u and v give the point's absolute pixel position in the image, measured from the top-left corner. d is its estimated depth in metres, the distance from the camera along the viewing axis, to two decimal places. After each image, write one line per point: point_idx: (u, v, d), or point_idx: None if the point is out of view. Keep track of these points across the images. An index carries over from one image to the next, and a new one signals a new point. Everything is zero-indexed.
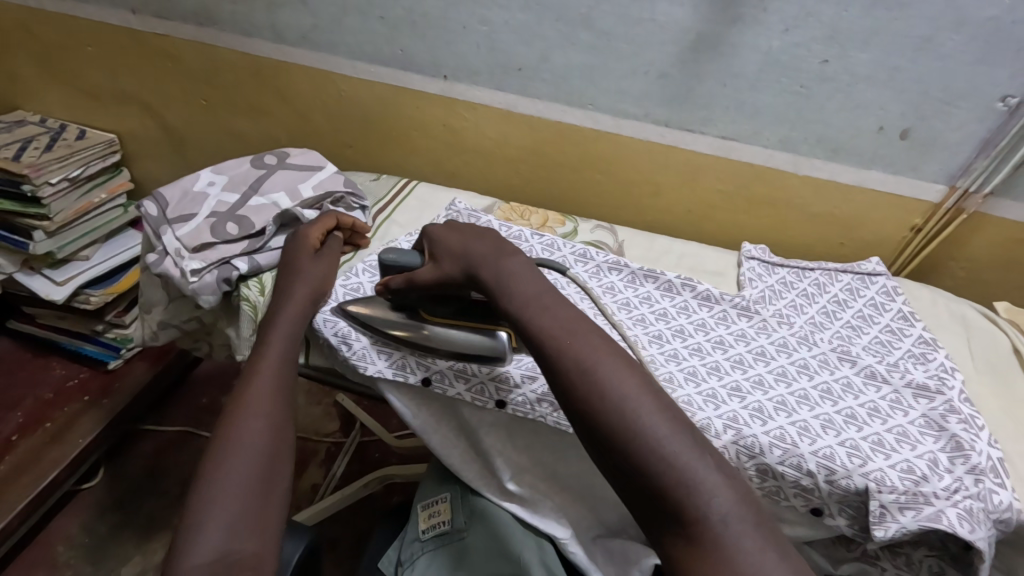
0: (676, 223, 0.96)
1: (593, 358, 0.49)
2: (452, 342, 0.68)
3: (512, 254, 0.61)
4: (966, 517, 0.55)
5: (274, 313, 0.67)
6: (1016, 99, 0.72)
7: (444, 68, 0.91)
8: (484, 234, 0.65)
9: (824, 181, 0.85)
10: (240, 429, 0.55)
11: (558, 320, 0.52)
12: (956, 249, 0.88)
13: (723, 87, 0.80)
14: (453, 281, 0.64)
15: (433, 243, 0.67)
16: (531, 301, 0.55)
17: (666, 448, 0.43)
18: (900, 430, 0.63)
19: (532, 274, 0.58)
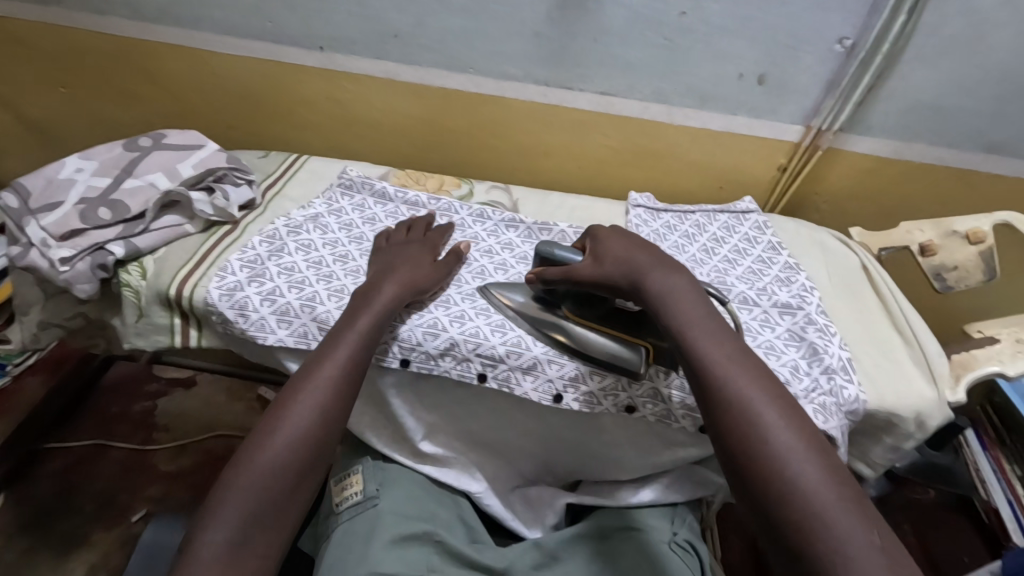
0: (568, 179, 1.01)
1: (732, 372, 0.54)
2: (595, 346, 0.67)
3: (675, 271, 0.64)
4: (820, 411, 0.62)
5: (372, 294, 0.67)
6: (851, 41, 0.79)
7: (320, 39, 0.90)
8: (650, 248, 0.68)
9: (697, 129, 0.91)
10: (293, 416, 0.58)
11: (702, 322, 0.58)
12: (817, 185, 0.97)
13: (594, 43, 0.84)
14: (611, 281, 0.65)
15: (600, 242, 0.69)
16: (685, 307, 0.59)
17: (786, 455, 0.48)
18: (768, 345, 0.69)
19: (695, 292, 0.61)
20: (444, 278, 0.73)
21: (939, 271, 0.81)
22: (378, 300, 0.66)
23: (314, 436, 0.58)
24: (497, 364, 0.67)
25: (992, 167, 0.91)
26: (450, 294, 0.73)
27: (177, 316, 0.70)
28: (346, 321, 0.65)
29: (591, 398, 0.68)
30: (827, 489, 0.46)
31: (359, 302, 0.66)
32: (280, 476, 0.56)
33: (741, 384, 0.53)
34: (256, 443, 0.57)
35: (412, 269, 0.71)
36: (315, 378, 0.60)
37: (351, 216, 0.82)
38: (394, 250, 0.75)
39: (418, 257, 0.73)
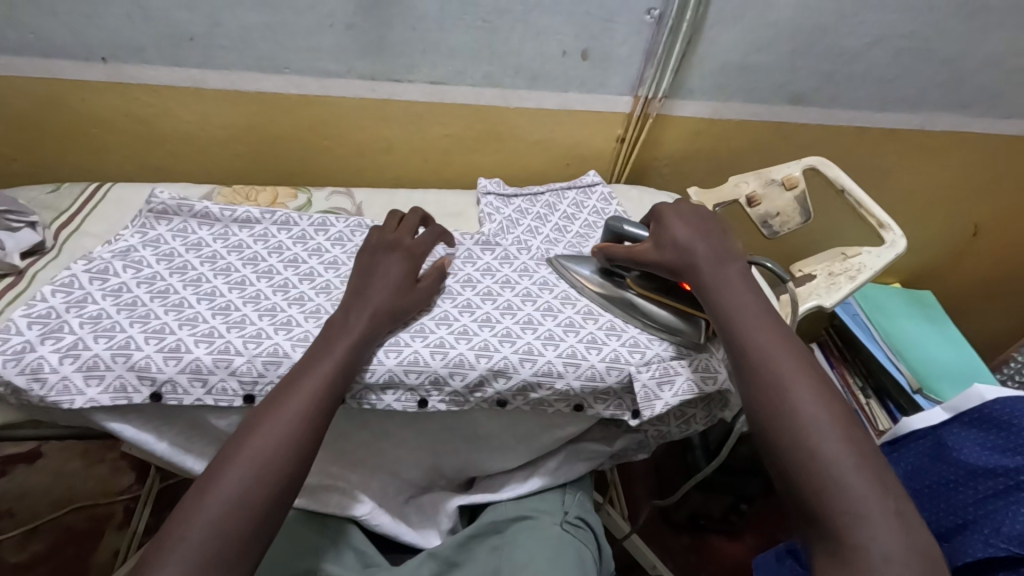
0: (417, 171, 0.98)
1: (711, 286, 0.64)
2: (648, 316, 0.72)
3: (730, 263, 0.66)
4: (700, 378, 0.69)
5: (349, 317, 0.64)
6: (658, 10, 0.82)
7: (99, 49, 0.78)
8: (715, 236, 0.69)
9: (534, 110, 0.92)
10: (253, 442, 0.53)
11: (768, 337, 0.58)
12: (657, 151, 1.02)
13: (413, 30, 0.80)
14: (665, 265, 0.68)
15: (663, 227, 0.70)
16: (743, 316, 0.60)
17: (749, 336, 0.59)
18: (610, 324, 0.72)
19: (745, 285, 0.64)
20: (425, 293, 0.70)
21: (766, 219, 0.87)
22: (356, 324, 0.63)
23: (285, 465, 0.53)
24: (353, 385, 0.64)
25: (797, 117, 1.00)
26: (309, 329, 0.66)
27: None
28: (324, 347, 0.61)
29: (457, 398, 0.67)
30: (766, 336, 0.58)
31: (335, 324, 0.63)
32: (244, 510, 0.49)
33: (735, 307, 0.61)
34: (217, 470, 0.51)
35: (394, 286, 0.68)
36: (288, 405, 0.56)
37: (171, 245, 0.73)
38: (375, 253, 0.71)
39: (402, 271, 0.69)
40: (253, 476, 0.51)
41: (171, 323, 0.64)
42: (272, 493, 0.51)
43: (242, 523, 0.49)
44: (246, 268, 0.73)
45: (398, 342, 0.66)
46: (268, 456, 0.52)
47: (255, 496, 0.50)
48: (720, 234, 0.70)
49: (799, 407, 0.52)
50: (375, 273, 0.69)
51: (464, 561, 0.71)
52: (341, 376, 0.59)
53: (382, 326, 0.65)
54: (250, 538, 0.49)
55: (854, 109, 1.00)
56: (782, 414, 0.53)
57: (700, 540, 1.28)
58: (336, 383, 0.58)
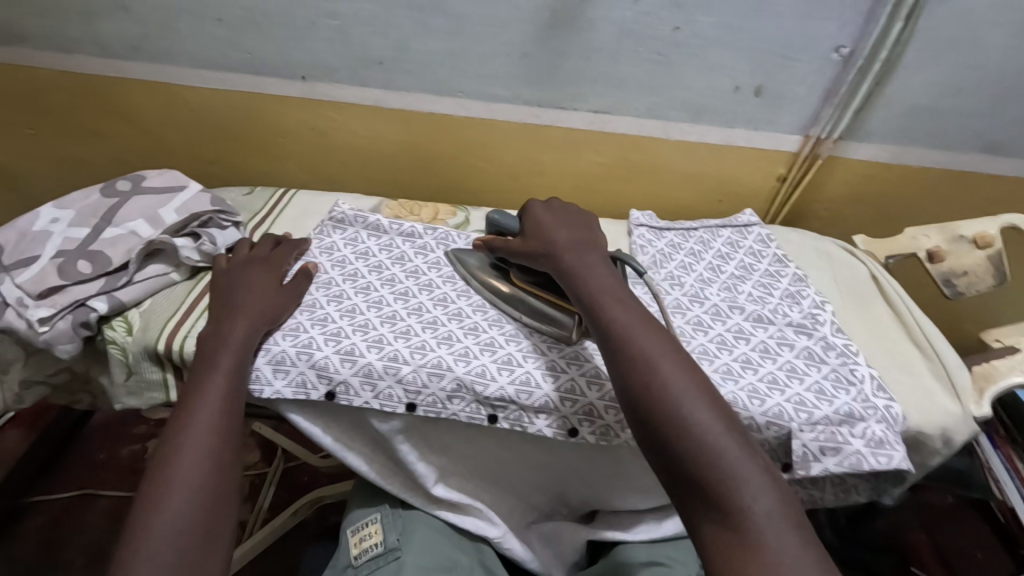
0: (565, 198, 0.99)
1: (579, 265, 0.65)
2: (526, 309, 0.71)
3: (588, 250, 0.67)
4: (878, 449, 0.61)
5: (222, 331, 0.63)
6: (847, 49, 0.78)
7: (301, 69, 0.87)
8: (577, 228, 0.70)
9: (694, 143, 0.90)
10: (181, 474, 0.52)
11: (635, 326, 0.57)
12: (819, 194, 0.96)
13: (586, 61, 0.82)
14: (533, 256, 0.69)
15: (533, 217, 0.71)
16: (644, 348, 0.55)
17: (633, 343, 0.56)
18: (771, 377, 0.67)
19: (609, 278, 0.63)
20: (288, 299, 0.69)
21: (948, 277, 0.80)
22: (235, 334, 0.62)
23: (213, 482, 0.53)
24: (508, 405, 0.65)
25: (989, 168, 0.90)
26: (468, 346, 0.68)
27: (170, 371, 0.65)
28: (209, 363, 0.61)
29: (608, 432, 0.65)
30: (651, 345, 0.56)
31: (210, 341, 0.62)
32: (191, 533, 0.49)
33: (613, 306, 0.60)
34: (148, 505, 0.50)
35: (267, 298, 0.67)
36: (195, 428, 0.55)
37: (343, 252, 0.79)
38: (234, 278, 0.69)
39: (264, 281, 0.69)
40: (188, 501, 0.51)
41: (346, 327, 0.68)
42: (213, 515, 0.51)
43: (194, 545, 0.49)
44: (409, 280, 0.76)
45: (554, 367, 0.67)
46: (199, 477, 0.52)
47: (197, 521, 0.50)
48: (582, 226, 0.71)
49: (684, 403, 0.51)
50: (244, 288, 0.68)
51: None
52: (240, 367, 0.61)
53: (259, 329, 0.64)
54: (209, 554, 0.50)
55: None
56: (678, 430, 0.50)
57: None
58: (234, 392, 0.59)
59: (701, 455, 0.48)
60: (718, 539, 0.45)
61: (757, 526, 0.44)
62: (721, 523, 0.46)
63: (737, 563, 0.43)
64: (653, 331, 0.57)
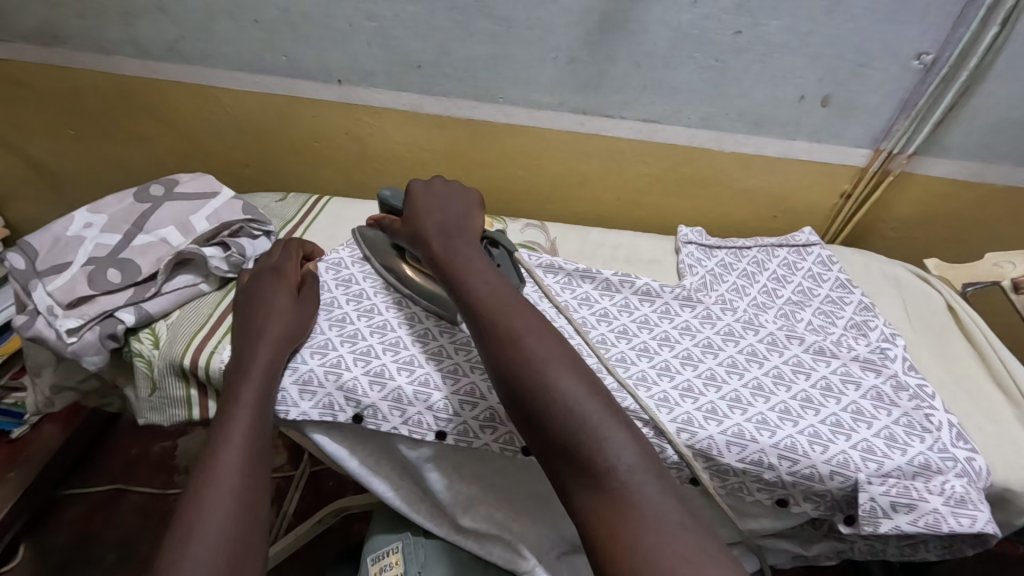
0: (607, 210, 0.94)
1: (450, 245, 0.62)
2: (415, 288, 0.70)
3: (457, 232, 0.64)
4: (960, 510, 0.55)
5: (244, 360, 0.59)
6: (930, 56, 0.70)
7: (338, 73, 0.84)
8: (454, 211, 0.68)
9: (750, 155, 0.84)
10: (205, 508, 0.47)
11: (499, 300, 0.54)
12: (886, 212, 0.88)
13: (638, 67, 0.76)
14: (409, 239, 0.68)
15: (412, 202, 0.69)
16: (509, 320, 0.52)
17: (502, 321, 0.52)
18: (834, 420, 0.61)
19: (475, 253, 0.61)
20: (308, 315, 0.65)
21: None
22: (258, 361, 0.59)
23: (242, 513, 0.47)
24: None
25: None
26: None
27: (194, 387, 0.63)
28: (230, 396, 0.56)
29: None
30: (518, 320, 0.52)
31: (234, 371, 0.59)
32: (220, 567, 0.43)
33: (476, 283, 0.57)
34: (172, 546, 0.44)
35: (292, 320, 0.64)
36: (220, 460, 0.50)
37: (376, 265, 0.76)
38: (255, 298, 0.66)
39: (283, 294, 0.66)
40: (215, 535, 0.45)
41: (376, 346, 0.65)
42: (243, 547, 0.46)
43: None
44: None
45: None
46: (225, 511, 0.47)
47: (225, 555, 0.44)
48: (460, 207, 0.69)
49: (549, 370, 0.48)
50: (267, 307, 0.64)
51: None
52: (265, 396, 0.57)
53: (282, 354, 0.61)
54: None
55: None
56: (545, 399, 0.46)
57: None
58: (261, 423, 0.55)
59: (566, 421, 0.45)
60: (591, 504, 0.42)
61: (622, 483, 0.42)
62: (592, 486, 0.43)
63: (608, 528, 0.40)
64: (515, 304, 0.54)
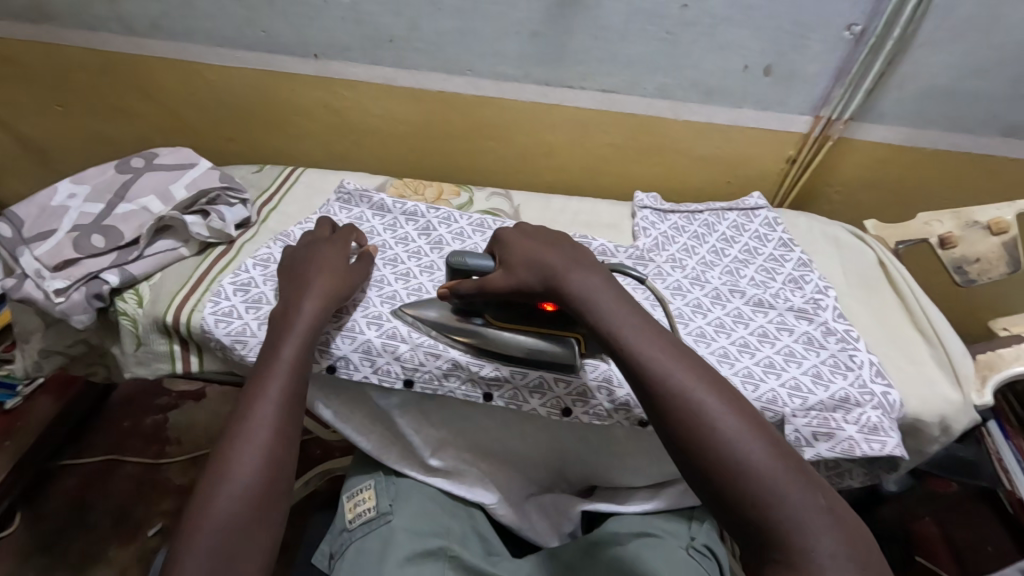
0: (573, 178, 0.99)
1: (591, 290, 0.58)
2: (515, 347, 0.65)
3: (590, 269, 0.60)
4: (873, 436, 0.61)
5: (289, 314, 0.62)
6: (860, 27, 0.76)
7: (313, 47, 0.87)
8: (564, 249, 0.63)
9: (703, 124, 0.89)
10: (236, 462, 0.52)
11: (663, 354, 0.52)
12: (830, 175, 0.94)
13: (595, 40, 0.81)
14: (528, 289, 0.61)
15: (507, 244, 0.64)
16: (685, 380, 0.50)
17: (672, 378, 0.51)
18: (767, 361, 0.67)
19: (616, 295, 0.58)
20: (352, 276, 0.69)
21: (960, 265, 0.78)
22: (302, 317, 0.62)
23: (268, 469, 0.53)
24: (503, 384, 0.67)
25: (1012, 152, 0.87)
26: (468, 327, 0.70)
27: (176, 342, 0.68)
28: (271, 350, 0.60)
29: (601, 412, 0.67)
30: (691, 380, 0.50)
31: (283, 322, 0.62)
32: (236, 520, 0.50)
33: (636, 333, 0.54)
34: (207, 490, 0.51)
35: (340, 279, 0.67)
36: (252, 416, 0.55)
37: (349, 231, 0.80)
38: (309, 255, 0.69)
39: (333, 255, 0.69)
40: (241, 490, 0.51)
41: (348, 304, 0.70)
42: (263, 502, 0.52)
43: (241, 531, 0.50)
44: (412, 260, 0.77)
45: None
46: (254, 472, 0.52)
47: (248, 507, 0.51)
48: (568, 246, 0.64)
49: (734, 441, 0.47)
50: (300, 301, 0.63)
51: None
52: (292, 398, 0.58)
53: (327, 311, 0.64)
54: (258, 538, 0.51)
55: None
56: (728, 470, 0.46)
57: None
58: (296, 383, 0.59)
59: (759, 498, 0.45)
60: None
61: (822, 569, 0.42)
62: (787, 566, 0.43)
63: None
64: (688, 361, 0.52)
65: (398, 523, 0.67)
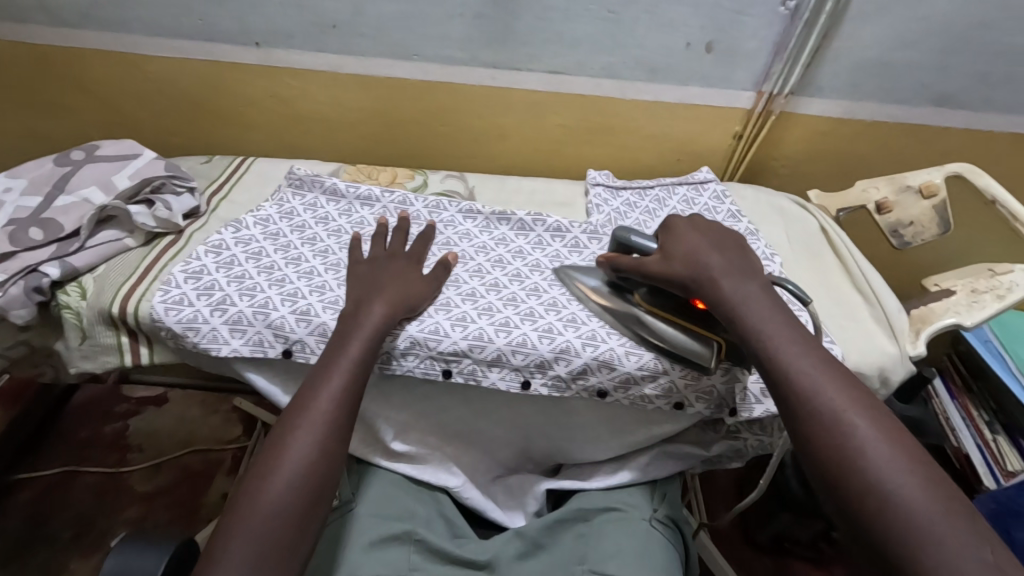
0: (527, 161, 1.00)
1: (745, 300, 0.60)
2: (657, 334, 0.66)
3: (749, 278, 0.63)
4: None
5: (361, 315, 0.63)
6: (793, 2, 0.78)
7: (255, 35, 0.86)
8: (727, 252, 0.66)
9: (651, 102, 0.91)
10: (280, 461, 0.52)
11: (816, 370, 0.54)
12: (776, 150, 0.98)
13: (539, 20, 0.82)
14: (677, 280, 0.64)
15: (678, 236, 0.67)
16: (840, 404, 0.51)
17: (822, 396, 0.52)
18: None
19: (773, 308, 0.59)
20: (426, 285, 0.69)
21: (896, 228, 0.81)
22: (370, 318, 0.63)
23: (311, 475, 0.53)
24: (462, 359, 0.67)
25: (941, 120, 0.92)
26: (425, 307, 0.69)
27: (124, 334, 0.67)
28: (335, 350, 0.60)
29: (560, 383, 0.68)
30: (845, 402, 0.51)
31: (350, 320, 0.63)
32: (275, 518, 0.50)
33: (792, 350, 0.55)
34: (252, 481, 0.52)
35: (407, 287, 0.68)
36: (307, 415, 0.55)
37: (303, 217, 0.79)
38: (376, 268, 0.70)
39: (405, 271, 0.70)
40: (288, 490, 0.51)
41: (303, 288, 0.69)
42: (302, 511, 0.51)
43: (280, 540, 0.49)
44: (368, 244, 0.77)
45: (508, 323, 0.68)
46: (297, 477, 0.52)
47: (290, 508, 0.51)
48: (735, 250, 0.66)
49: (886, 470, 0.47)
50: (356, 325, 0.62)
51: (549, 543, 0.70)
52: (337, 430, 0.56)
53: (396, 316, 0.64)
54: (289, 545, 0.50)
55: (1007, 114, 0.90)
56: (872, 496, 0.46)
57: (784, 565, 1.17)
58: (352, 390, 0.58)
59: (900, 532, 0.44)
60: None
61: None
62: None
63: None
64: (844, 384, 0.53)
65: (361, 512, 0.69)
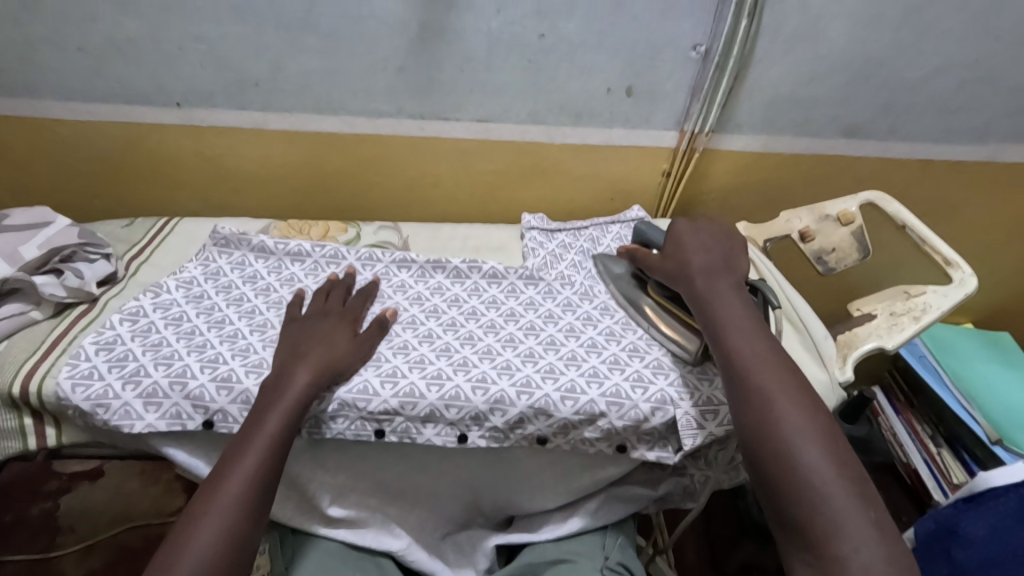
0: (463, 207, 1.00)
1: (721, 322, 0.61)
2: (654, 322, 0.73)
3: (721, 277, 0.66)
4: None
5: (284, 381, 0.61)
6: (704, 47, 0.82)
7: (176, 95, 0.85)
8: (717, 253, 0.70)
9: (579, 145, 0.93)
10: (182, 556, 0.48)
11: (782, 391, 0.54)
12: (705, 184, 1.01)
13: (462, 71, 0.83)
14: (665, 271, 0.71)
15: (677, 237, 0.72)
16: (802, 436, 0.51)
17: (783, 422, 0.52)
18: (656, 363, 0.70)
19: (749, 330, 0.60)
20: (359, 343, 0.67)
21: (820, 255, 0.85)
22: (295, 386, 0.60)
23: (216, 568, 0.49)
24: (394, 417, 0.64)
25: (852, 150, 0.97)
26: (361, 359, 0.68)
27: (28, 415, 0.63)
28: (254, 423, 0.57)
29: (497, 434, 0.66)
30: (803, 431, 0.51)
31: (272, 388, 0.60)
32: None
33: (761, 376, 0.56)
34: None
35: (337, 350, 0.65)
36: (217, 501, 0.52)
37: (230, 277, 0.77)
38: (308, 330, 0.67)
39: (337, 335, 0.67)
40: None
41: (225, 353, 0.66)
42: None
43: None
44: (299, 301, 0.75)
45: (440, 375, 0.66)
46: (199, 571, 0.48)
47: None
48: (723, 251, 0.70)
49: (846, 510, 0.46)
50: (277, 395, 0.59)
51: None
52: (245, 514, 0.52)
53: (321, 382, 0.62)
54: None
55: (912, 143, 0.96)
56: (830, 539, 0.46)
57: None
58: (268, 467, 0.55)
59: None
60: None
61: None
62: None
63: None
64: (807, 414, 0.53)
65: None
